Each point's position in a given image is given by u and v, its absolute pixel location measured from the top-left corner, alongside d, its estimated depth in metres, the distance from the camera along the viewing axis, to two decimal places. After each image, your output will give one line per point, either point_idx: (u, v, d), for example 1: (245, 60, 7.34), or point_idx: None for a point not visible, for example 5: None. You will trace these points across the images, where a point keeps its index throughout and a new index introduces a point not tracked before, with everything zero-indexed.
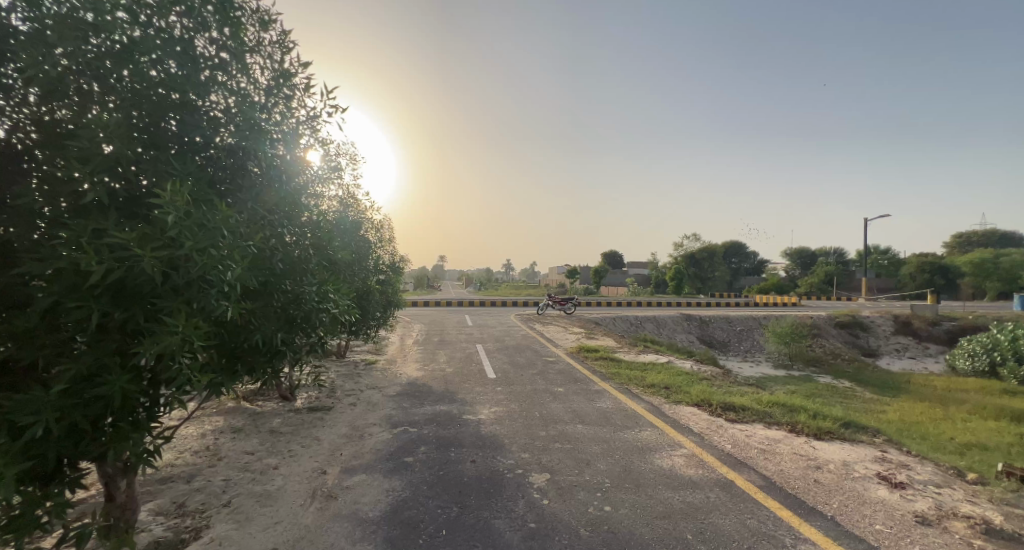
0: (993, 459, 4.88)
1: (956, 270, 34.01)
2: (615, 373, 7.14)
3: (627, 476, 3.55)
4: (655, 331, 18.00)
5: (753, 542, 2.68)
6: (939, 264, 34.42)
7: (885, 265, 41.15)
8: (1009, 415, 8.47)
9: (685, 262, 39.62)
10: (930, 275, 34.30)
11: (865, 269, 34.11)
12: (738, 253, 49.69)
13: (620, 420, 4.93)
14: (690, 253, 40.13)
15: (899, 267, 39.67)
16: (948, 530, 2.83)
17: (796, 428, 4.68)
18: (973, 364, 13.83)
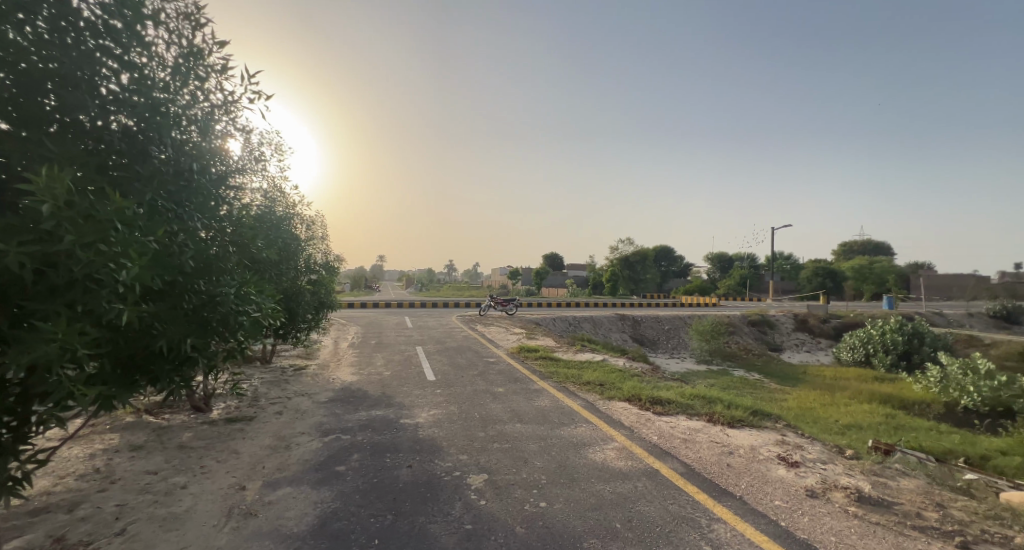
0: (869, 437, 5.72)
1: (842, 275, 39.08)
2: (553, 372, 7.33)
3: (563, 471, 3.67)
4: (592, 330, 18.71)
5: (674, 526, 2.89)
6: (829, 269, 39.43)
7: (785, 269, 46.27)
8: (880, 398, 9.93)
9: (617, 264, 41.71)
10: (821, 279, 39.09)
11: (772, 272, 38.13)
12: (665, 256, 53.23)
13: (557, 417, 5.08)
14: (620, 256, 42.31)
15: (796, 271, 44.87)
16: (829, 500, 3.27)
17: (713, 417, 5.12)
18: (853, 354, 16.05)
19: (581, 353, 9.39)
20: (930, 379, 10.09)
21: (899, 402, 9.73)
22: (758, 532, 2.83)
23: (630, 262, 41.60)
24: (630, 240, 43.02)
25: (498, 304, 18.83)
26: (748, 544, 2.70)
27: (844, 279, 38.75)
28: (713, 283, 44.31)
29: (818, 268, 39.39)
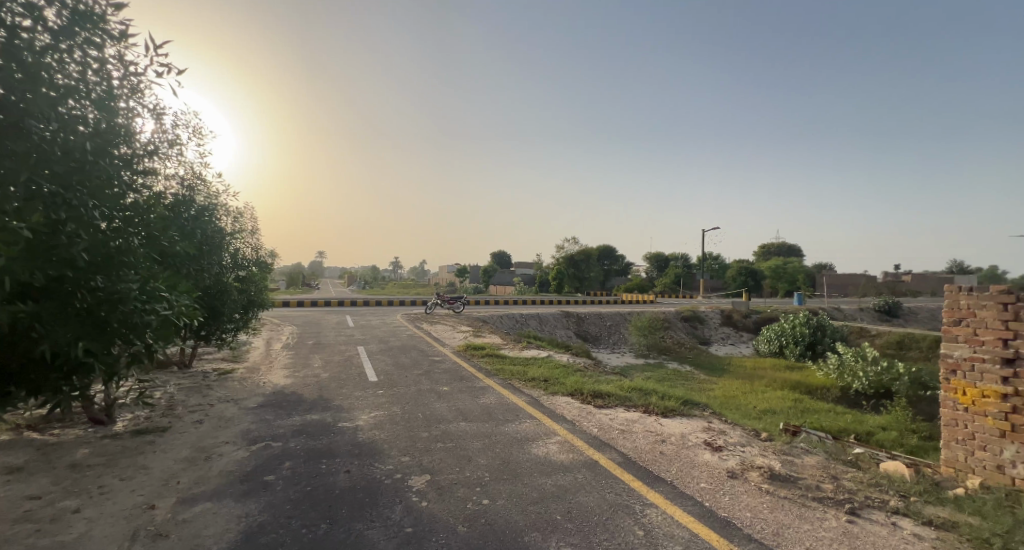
0: (783, 420, 6.35)
1: (759, 274, 42.94)
2: (499, 369, 7.35)
3: (506, 467, 3.69)
4: (538, 327, 19.02)
5: (611, 513, 3.02)
6: (747, 269, 43.15)
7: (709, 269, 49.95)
8: (790, 385, 11.08)
9: (561, 263, 42.83)
10: (741, 277, 42.67)
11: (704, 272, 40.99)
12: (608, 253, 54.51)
13: (502, 414, 5.09)
14: (564, 255, 43.34)
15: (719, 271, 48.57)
16: (746, 480, 3.58)
17: (649, 408, 5.41)
18: (770, 346, 17.77)
19: (527, 350, 9.48)
20: (831, 367, 11.48)
21: (805, 387, 10.92)
22: (686, 514, 3.03)
23: (572, 260, 42.71)
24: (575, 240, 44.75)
25: (444, 302, 18.54)
26: (678, 526, 2.88)
27: (762, 278, 42.65)
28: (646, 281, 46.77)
29: (741, 269, 42.91)
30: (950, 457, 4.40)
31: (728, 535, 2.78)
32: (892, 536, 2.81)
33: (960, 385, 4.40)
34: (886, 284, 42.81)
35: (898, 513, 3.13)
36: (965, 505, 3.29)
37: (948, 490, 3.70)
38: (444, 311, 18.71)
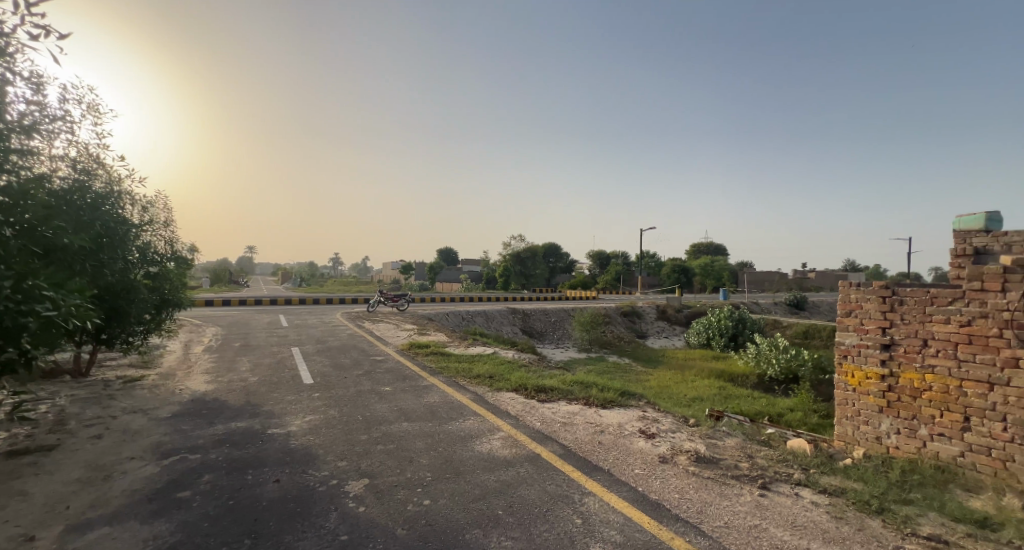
0: (710, 407, 6.82)
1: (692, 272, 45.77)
2: (443, 367, 7.25)
3: (448, 466, 3.65)
4: (484, 324, 18.98)
5: (551, 504, 3.08)
6: (680, 266, 45.82)
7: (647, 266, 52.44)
8: (717, 373, 11.93)
9: (507, 260, 43.06)
10: (675, 274, 45.24)
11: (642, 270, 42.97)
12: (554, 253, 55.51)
13: (445, 412, 5.02)
14: (510, 252, 43.64)
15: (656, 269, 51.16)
16: (676, 463, 3.80)
17: (589, 400, 5.58)
18: (699, 338, 19.00)
19: (472, 347, 9.44)
20: (751, 355, 12.50)
21: (730, 375, 11.80)
22: (621, 500, 3.16)
23: (518, 257, 43.10)
24: (521, 238, 45.17)
25: (388, 300, 17.99)
26: (614, 512, 3.00)
27: (693, 275, 45.41)
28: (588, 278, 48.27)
29: (675, 266, 45.50)
30: (842, 432, 4.94)
31: (660, 517, 2.93)
32: (796, 506, 3.12)
33: (850, 368, 4.94)
34: (798, 280, 47.26)
35: (803, 485, 3.47)
36: (851, 473, 3.72)
37: (839, 460, 4.16)
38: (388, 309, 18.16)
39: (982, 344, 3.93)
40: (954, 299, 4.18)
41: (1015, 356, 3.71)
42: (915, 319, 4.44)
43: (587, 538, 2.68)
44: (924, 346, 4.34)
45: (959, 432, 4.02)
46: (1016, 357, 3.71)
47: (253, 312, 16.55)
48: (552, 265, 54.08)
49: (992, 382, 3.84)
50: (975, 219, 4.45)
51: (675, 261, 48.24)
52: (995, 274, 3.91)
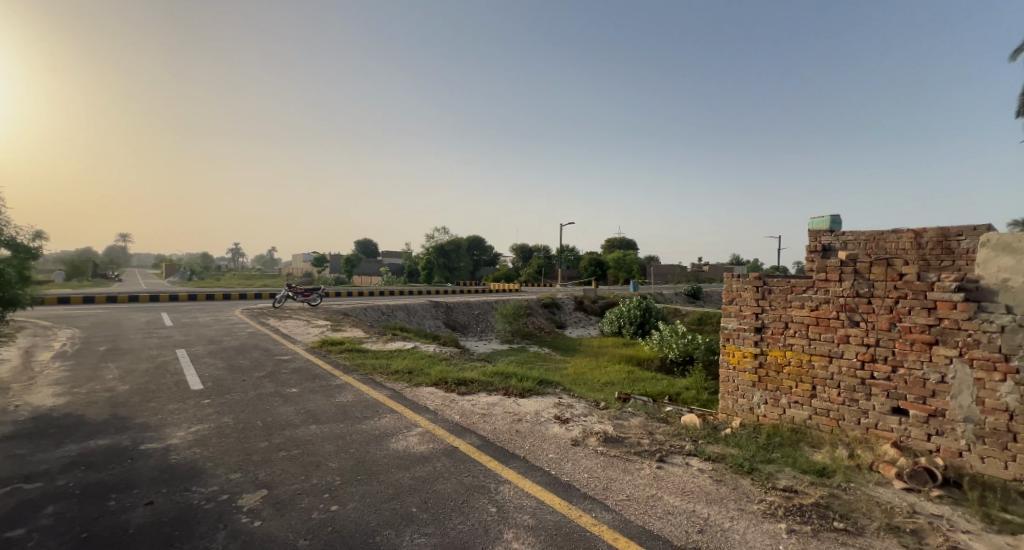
0: (619, 390, 7.31)
1: (607, 264, 48.51)
2: (358, 364, 6.94)
3: (361, 467, 3.52)
4: (406, 318, 18.44)
5: (468, 496, 3.11)
6: (596, 259, 48.31)
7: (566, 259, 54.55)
8: (628, 359, 12.82)
9: (428, 253, 42.24)
10: (592, 267, 47.60)
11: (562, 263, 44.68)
12: (478, 246, 55.60)
13: (360, 411, 4.82)
14: (432, 244, 42.87)
15: (575, 262, 53.42)
16: (587, 445, 4.03)
17: (509, 390, 5.70)
18: (613, 326, 20.24)
19: (392, 342, 9.16)
20: (655, 340, 13.61)
21: (639, 360, 12.77)
22: (534, 484, 3.28)
23: (441, 250, 42.51)
24: (444, 230, 44.53)
25: (299, 295, 16.71)
26: (527, 497, 3.10)
27: (607, 268, 48.05)
28: (511, 271, 48.97)
29: (592, 259, 47.92)
30: (723, 405, 5.53)
31: (570, 498, 3.09)
32: (687, 475, 3.47)
33: (730, 349, 5.48)
34: (697, 272, 52.17)
35: (693, 455, 3.86)
36: (731, 440, 4.21)
37: (722, 430, 4.69)
38: (299, 305, 16.90)
39: (825, 325, 4.68)
40: (807, 287, 4.87)
41: (848, 333, 4.52)
42: (779, 304, 5.07)
43: (500, 525, 2.75)
44: (785, 328, 5.00)
45: (808, 399, 4.75)
46: (848, 334, 4.51)
47: (132, 311, 14.40)
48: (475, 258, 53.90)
49: (832, 356, 4.61)
50: (823, 222, 5.22)
51: (591, 254, 50.65)
52: (837, 266, 4.64)
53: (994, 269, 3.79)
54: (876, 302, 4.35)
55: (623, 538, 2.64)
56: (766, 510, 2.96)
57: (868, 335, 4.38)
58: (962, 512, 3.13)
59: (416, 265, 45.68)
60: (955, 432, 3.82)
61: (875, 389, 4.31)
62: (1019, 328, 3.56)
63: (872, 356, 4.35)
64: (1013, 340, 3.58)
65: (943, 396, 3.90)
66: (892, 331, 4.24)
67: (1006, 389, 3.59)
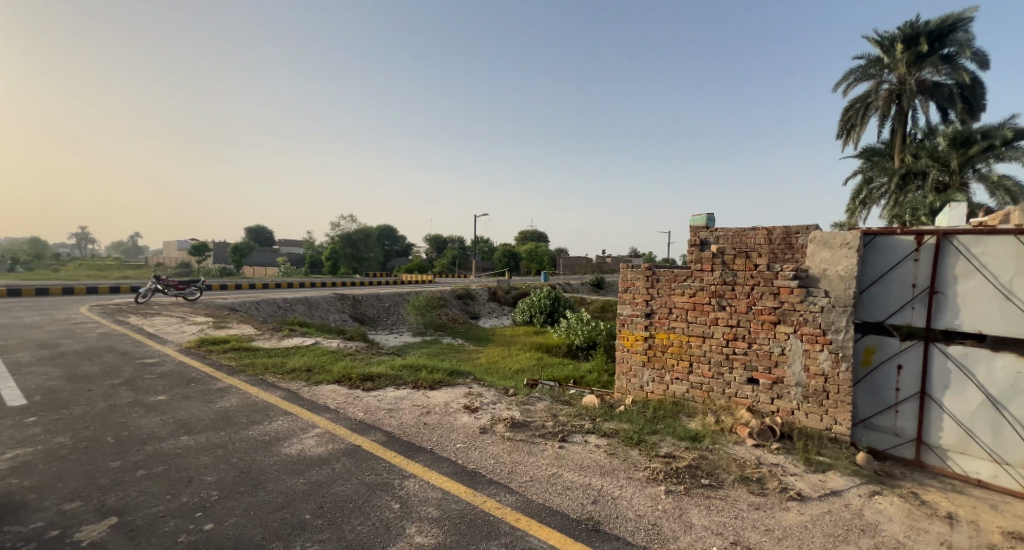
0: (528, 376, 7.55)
1: (518, 255, 49.60)
2: (247, 365, 6.30)
3: (244, 477, 3.22)
4: (307, 312, 17.12)
5: (369, 495, 3.00)
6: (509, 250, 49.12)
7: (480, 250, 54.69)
8: (538, 346, 13.30)
9: (332, 243, 39.57)
10: (504, 258, 48.30)
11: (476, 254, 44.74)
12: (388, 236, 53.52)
13: (246, 416, 4.39)
14: (336, 234, 40.21)
15: (488, 253, 53.78)
16: (495, 431, 4.12)
17: (418, 383, 5.59)
18: (524, 315, 20.82)
19: (289, 339, 8.46)
20: (563, 327, 14.28)
21: (549, 347, 13.31)
22: (441, 476, 3.27)
23: (348, 239, 40.08)
24: (351, 218, 42.04)
25: (172, 288, 14.73)
26: (432, 489, 3.08)
27: (519, 259, 49.10)
28: (423, 262, 47.88)
29: (506, 250, 48.63)
30: (617, 385, 5.97)
31: (475, 485, 3.14)
32: (585, 451, 3.72)
33: (625, 334, 5.88)
34: (600, 263, 55.60)
35: (591, 432, 4.14)
36: (623, 416, 4.59)
37: (616, 407, 5.09)
38: (172, 300, 14.79)
39: (700, 309, 5.27)
40: (687, 276, 5.40)
41: (716, 316, 5.14)
42: (664, 292, 5.56)
43: (403, 520, 2.71)
44: (669, 313, 5.51)
45: (686, 375, 5.34)
46: (717, 317, 5.14)
47: None
48: (386, 248, 51.17)
49: (704, 336, 5.22)
50: (700, 219, 5.88)
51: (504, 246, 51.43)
52: (709, 258, 5.22)
53: (818, 260, 4.56)
54: (737, 289, 5.01)
55: (525, 518, 2.75)
56: (649, 475, 3.29)
57: (732, 317, 5.03)
58: (792, 459, 3.79)
59: (318, 256, 42.56)
60: (789, 395, 4.64)
61: (735, 364, 4.99)
62: (833, 308, 4.41)
63: (734, 335, 5.01)
64: (829, 317, 4.43)
65: (782, 366, 4.69)
66: (748, 313, 4.92)
67: (824, 357, 4.44)
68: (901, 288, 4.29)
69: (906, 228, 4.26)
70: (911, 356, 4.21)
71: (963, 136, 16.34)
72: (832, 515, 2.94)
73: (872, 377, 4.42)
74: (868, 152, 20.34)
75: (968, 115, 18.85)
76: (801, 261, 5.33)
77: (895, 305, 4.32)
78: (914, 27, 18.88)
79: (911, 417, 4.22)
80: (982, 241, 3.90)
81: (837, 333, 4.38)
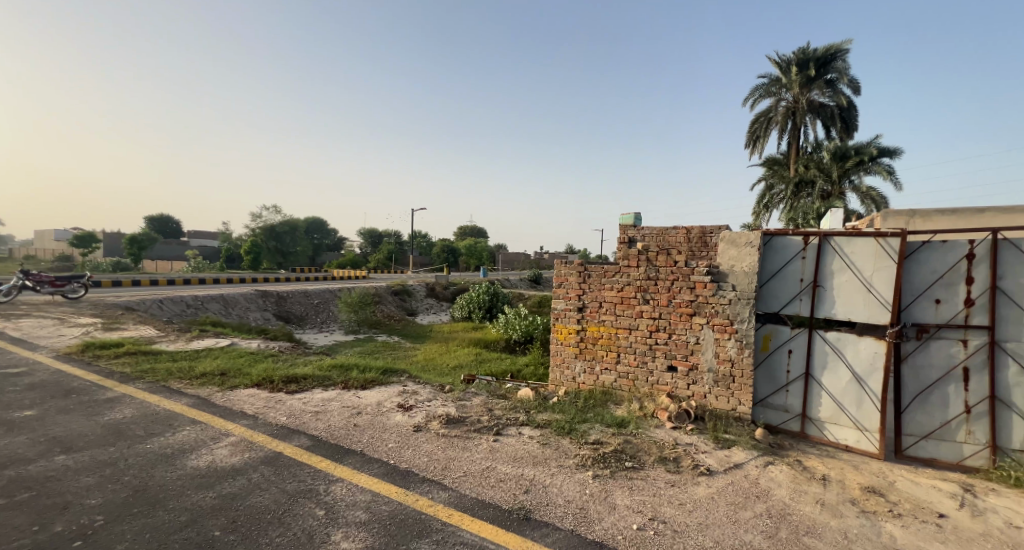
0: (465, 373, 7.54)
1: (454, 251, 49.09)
2: (147, 371, 5.65)
3: (140, 497, 2.90)
4: (223, 311, 15.58)
5: (291, 504, 2.85)
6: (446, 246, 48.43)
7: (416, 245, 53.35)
8: (477, 342, 13.29)
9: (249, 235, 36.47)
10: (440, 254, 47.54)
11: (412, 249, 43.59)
12: (316, 229, 50.56)
13: (143, 428, 3.95)
14: (254, 227, 37.09)
15: (423, 249, 52.62)
16: (429, 429, 4.08)
17: (348, 383, 5.36)
18: (461, 311, 20.66)
19: (200, 341, 7.71)
20: (501, 323, 14.41)
21: (487, 343, 13.36)
22: (371, 477, 3.19)
23: (273, 231, 37.05)
24: (271, 209, 38.98)
25: (47, 286, 12.76)
26: (361, 492, 3.00)
27: (461, 255, 48.37)
28: (353, 257, 45.76)
29: (443, 246, 47.91)
30: (551, 377, 6.16)
31: (407, 484, 3.11)
32: (519, 443, 3.82)
33: (559, 327, 6.08)
34: (536, 259, 56.66)
35: (525, 424, 4.25)
36: (556, 407, 4.77)
37: (549, 399, 5.27)
38: (45, 299, 12.75)
39: (627, 303, 5.60)
40: (616, 271, 5.70)
41: (641, 309, 5.49)
42: (595, 287, 5.82)
43: (328, 527, 2.62)
44: (600, 307, 5.78)
45: (614, 365, 5.65)
46: (641, 310, 5.49)
47: None
48: (315, 242, 48.12)
49: (630, 328, 5.56)
50: (629, 218, 6.17)
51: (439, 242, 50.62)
52: (636, 255, 5.55)
53: (726, 258, 5.03)
54: (660, 284, 5.38)
55: (457, 513, 2.78)
56: (579, 462, 3.47)
57: (655, 309, 5.41)
58: (702, 438, 4.18)
59: (234, 249, 39.01)
60: (702, 380, 5.09)
61: (658, 353, 5.38)
62: (739, 301, 4.91)
63: (656, 327, 5.39)
64: (735, 309, 4.93)
65: (697, 354, 5.13)
66: (669, 306, 5.32)
67: (731, 345, 4.93)
68: (792, 283, 4.88)
69: (796, 230, 4.84)
70: (798, 342, 4.81)
71: (842, 151, 18.82)
72: (734, 485, 3.30)
73: (768, 361, 4.98)
74: (768, 163, 22.75)
75: (846, 133, 21.71)
76: (714, 258, 5.84)
77: (786, 297, 4.91)
78: (805, 53, 21.37)
79: (798, 395, 4.83)
80: (853, 242, 4.56)
81: (742, 323, 4.89)
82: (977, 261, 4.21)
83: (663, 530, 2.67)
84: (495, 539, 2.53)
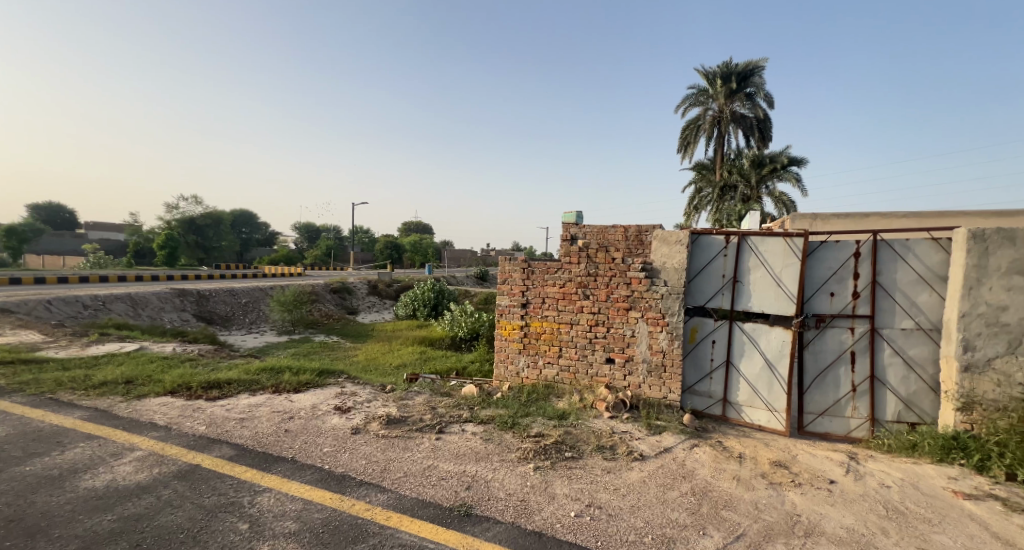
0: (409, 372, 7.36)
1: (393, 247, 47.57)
2: (30, 383, 4.92)
3: (17, 528, 2.53)
4: (131, 311, 13.91)
5: (208, 520, 2.64)
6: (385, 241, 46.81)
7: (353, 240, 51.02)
8: (422, 341, 13.03)
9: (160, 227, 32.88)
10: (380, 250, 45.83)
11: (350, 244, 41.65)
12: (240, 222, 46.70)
13: (24, 448, 3.44)
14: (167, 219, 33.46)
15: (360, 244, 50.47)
16: (368, 431, 3.94)
17: (279, 387, 5.03)
18: (404, 309, 20.09)
19: (100, 346, 6.84)
20: (447, 320, 14.21)
21: (432, 340, 13.14)
22: (303, 485, 3.03)
23: (193, 223, 33.74)
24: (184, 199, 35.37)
25: None
26: (291, 501, 2.84)
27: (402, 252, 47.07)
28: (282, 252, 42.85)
29: (386, 242, 46.20)
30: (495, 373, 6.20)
31: (343, 489, 2.99)
32: (462, 440, 3.81)
33: (503, 323, 6.12)
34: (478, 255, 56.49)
35: (468, 421, 4.24)
36: (500, 403, 4.81)
37: (492, 394, 5.29)
38: None
39: (569, 299, 5.76)
40: (557, 268, 5.84)
41: (582, 304, 5.68)
42: (538, 283, 5.92)
43: (253, 541, 2.45)
44: (542, 302, 5.90)
45: (556, 359, 5.81)
46: (582, 305, 5.69)
47: None
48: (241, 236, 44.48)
49: (572, 323, 5.73)
50: (571, 217, 6.32)
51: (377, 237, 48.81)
52: (576, 252, 5.72)
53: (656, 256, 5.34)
54: (599, 280, 5.60)
55: (396, 515, 2.72)
56: (521, 455, 3.53)
57: (594, 304, 5.62)
58: (636, 426, 4.43)
59: (141, 241, 34.97)
60: (637, 371, 5.39)
61: (597, 346, 5.60)
62: (669, 295, 5.25)
63: (596, 321, 5.61)
64: (666, 303, 5.26)
65: (632, 346, 5.42)
66: (607, 301, 5.56)
67: (663, 337, 5.27)
68: (714, 279, 5.29)
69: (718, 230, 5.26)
70: (720, 333, 5.25)
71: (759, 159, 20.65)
72: (663, 468, 3.53)
73: (694, 351, 5.37)
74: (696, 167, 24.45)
75: (762, 142, 23.83)
76: None
77: (710, 292, 5.31)
78: (727, 67, 23.17)
79: (719, 381, 5.26)
80: (765, 242, 5.05)
81: (672, 316, 5.23)
82: (861, 259, 4.84)
83: (598, 515, 2.80)
84: (435, 537, 2.52)
